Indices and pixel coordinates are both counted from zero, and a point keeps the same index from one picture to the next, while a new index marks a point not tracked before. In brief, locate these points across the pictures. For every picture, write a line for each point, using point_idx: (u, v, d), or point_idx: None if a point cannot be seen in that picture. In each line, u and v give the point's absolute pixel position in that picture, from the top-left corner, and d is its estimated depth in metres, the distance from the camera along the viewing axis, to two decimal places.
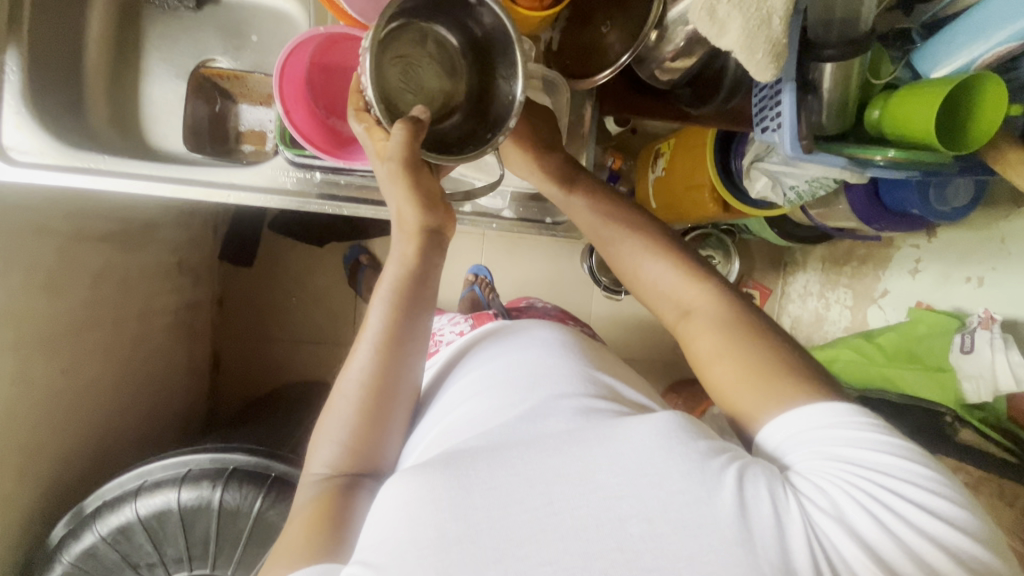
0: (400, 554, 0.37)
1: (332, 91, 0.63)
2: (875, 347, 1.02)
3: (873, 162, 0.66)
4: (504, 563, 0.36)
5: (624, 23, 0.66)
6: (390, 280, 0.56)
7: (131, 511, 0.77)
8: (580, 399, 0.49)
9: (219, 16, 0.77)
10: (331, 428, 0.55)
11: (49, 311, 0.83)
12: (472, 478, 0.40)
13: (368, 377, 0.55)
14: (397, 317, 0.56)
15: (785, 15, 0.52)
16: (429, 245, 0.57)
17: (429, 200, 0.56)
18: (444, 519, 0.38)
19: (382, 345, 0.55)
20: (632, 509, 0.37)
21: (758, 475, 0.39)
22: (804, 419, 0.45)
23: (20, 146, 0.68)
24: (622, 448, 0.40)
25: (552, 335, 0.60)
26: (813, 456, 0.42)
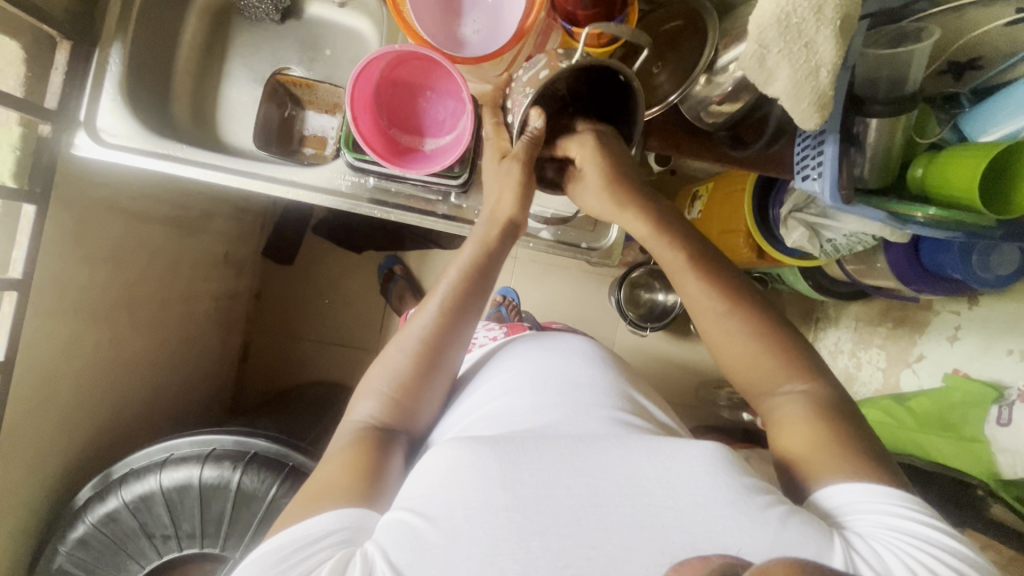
0: (451, 512, 0.40)
1: (397, 105, 0.69)
2: (906, 411, 0.99)
3: (914, 218, 0.66)
4: (547, 537, 0.39)
5: (675, 64, 0.69)
6: (468, 259, 0.60)
7: (155, 481, 0.80)
8: (616, 412, 0.52)
9: (299, 30, 0.84)
10: (377, 384, 0.57)
11: (109, 282, 0.89)
12: (521, 457, 0.42)
13: (427, 344, 0.58)
14: (462, 296, 0.59)
15: (834, 68, 0.54)
16: (505, 237, 0.62)
17: (527, 200, 0.62)
18: (494, 490, 0.41)
19: (447, 310, 0.58)
20: (676, 520, 0.40)
21: (806, 523, 0.41)
22: (866, 489, 0.46)
23: (110, 130, 0.75)
24: (668, 461, 0.42)
25: (586, 345, 0.63)
26: (868, 521, 0.44)
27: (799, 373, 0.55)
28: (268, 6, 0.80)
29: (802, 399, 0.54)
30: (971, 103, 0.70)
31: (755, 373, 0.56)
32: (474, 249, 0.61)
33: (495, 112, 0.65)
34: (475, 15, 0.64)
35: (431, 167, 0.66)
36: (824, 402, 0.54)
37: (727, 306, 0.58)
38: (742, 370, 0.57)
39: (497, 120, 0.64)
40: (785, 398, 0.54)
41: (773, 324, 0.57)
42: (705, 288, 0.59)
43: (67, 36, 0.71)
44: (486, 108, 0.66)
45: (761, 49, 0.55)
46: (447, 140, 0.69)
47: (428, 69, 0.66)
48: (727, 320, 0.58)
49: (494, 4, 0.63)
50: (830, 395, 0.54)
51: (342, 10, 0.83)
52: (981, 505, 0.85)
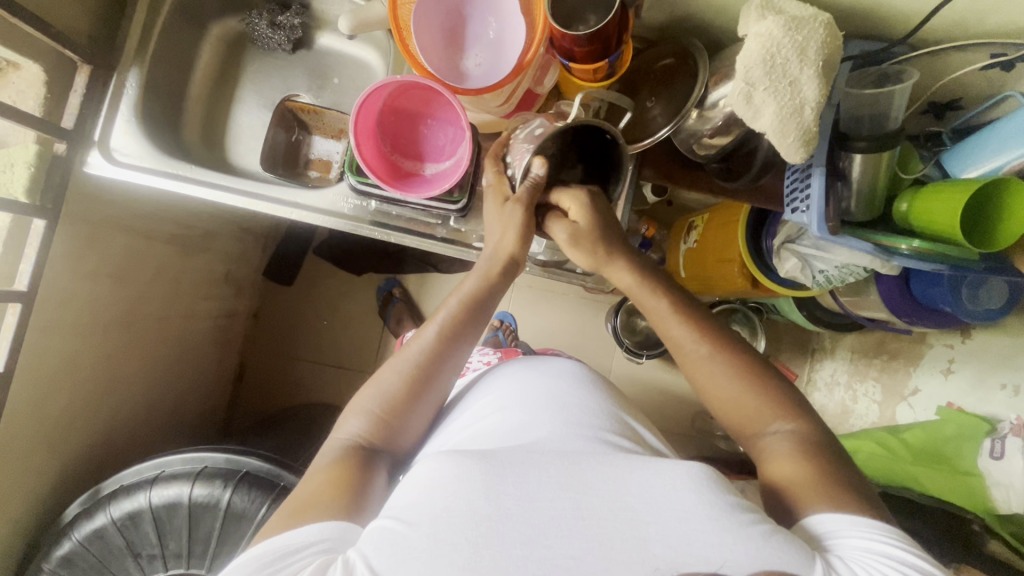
0: (434, 516, 0.41)
1: (398, 132, 0.71)
2: (901, 443, 0.98)
3: (899, 250, 0.67)
4: (529, 547, 0.40)
5: (667, 98, 0.73)
6: (469, 289, 0.62)
7: (144, 498, 0.79)
8: (604, 433, 0.52)
9: (309, 59, 0.88)
10: (366, 403, 0.58)
11: (111, 297, 0.91)
12: (507, 470, 0.43)
13: (421, 362, 0.59)
14: (461, 327, 0.60)
15: (817, 106, 0.57)
16: (505, 274, 0.64)
17: (528, 241, 0.64)
18: (476, 499, 0.41)
19: (444, 337, 0.59)
20: (658, 534, 0.40)
21: (786, 541, 0.41)
22: (854, 520, 0.47)
23: (123, 149, 0.78)
24: (654, 478, 0.43)
25: (579, 369, 0.63)
26: (853, 549, 0.45)
27: (783, 412, 0.56)
28: (282, 36, 0.84)
29: (788, 438, 0.54)
30: (952, 142, 0.73)
31: (740, 409, 0.57)
32: (476, 283, 0.63)
33: (496, 161, 0.67)
34: (477, 50, 0.66)
35: (431, 191, 0.68)
36: (812, 432, 0.55)
37: (710, 350, 0.59)
38: (729, 410, 0.58)
39: (497, 169, 0.67)
40: (771, 438, 0.55)
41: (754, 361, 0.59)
42: (689, 332, 0.61)
43: (87, 60, 0.74)
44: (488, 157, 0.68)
45: (747, 86, 0.58)
46: (447, 164, 0.71)
47: (429, 98, 0.69)
48: (709, 363, 0.59)
49: (495, 38, 0.66)
50: (815, 433, 0.55)
51: (350, 42, 0.86)
52: (978, 540, 0.85)
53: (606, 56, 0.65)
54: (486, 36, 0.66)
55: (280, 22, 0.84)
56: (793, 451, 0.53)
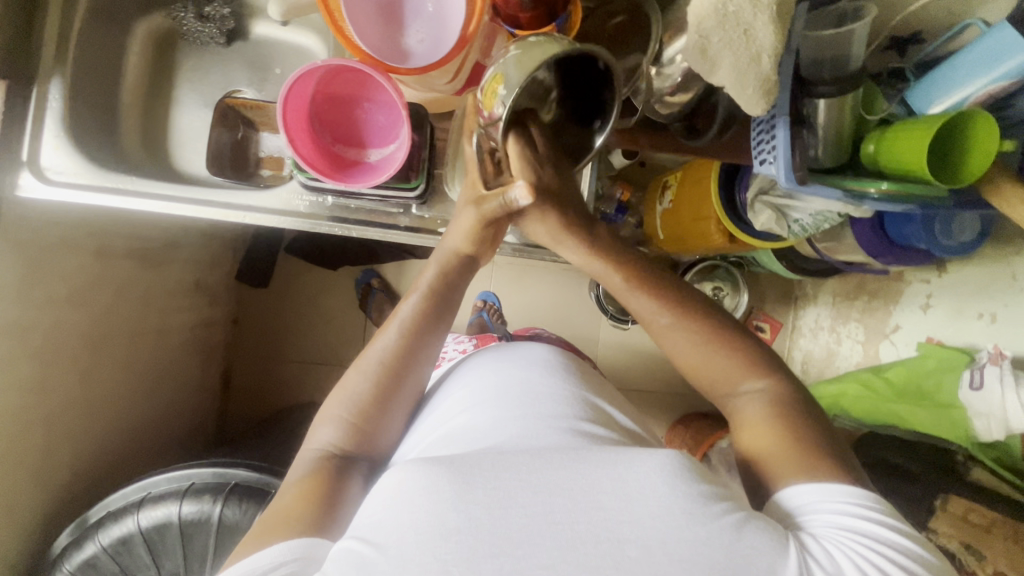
0: (401, 537, 0.41)
1: (337, 120, 0.67)
2: (884, 382, 1.00)
3: (868, 195, 0.66)
4: (500, 561, 0.39)
5: (622, 60, 0.69)
6: (426, 283, 0.62)
7: (133, 522, 0.78)
8: (574, 422, 0.53)
9: (247, 51, 0.83)
10: (335, 411, 0.57)
11: (73, 322, 0.88)
12: (477, 476, 0.43)
13: (388, 362, 0.58)
14: (429, 325, 0.60)
15: (774, 53, 0.54)
16: (462, 269, 0.64)
17: (484, 241, 0.64)
18: (446, 511, 0.41)
19: (408, 336, 0.60)
20: (632, 534, 0.40)
21: (759, 529, 0.42)
22: (821, 491, 0.47)
23: (56, 167, 0.73)
24: (627, 473, 0.43)
25: (550, 357, 0.64)
26: (823, 521, 0.45)
27: (755, 372, 0.57)
28: (213, 29, 0.80)
29: (763, 397, 0.55)
30: (915, 76, 0.71)
31: (714, 371, 0.58)
32: (434, 274, 0.63)
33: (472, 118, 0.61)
34: (417, 26, 0.62)
35: (376, 179, 0.65)
36: (790, 392, 0.55)
37: (678, 320, 0.59)
38: (700, 373, 0.59)
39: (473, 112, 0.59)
40: (745, 398, 0.56)
41: (723, 324, 0.59)
42: (651, 302, 0.60)
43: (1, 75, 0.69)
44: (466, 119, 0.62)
45: (700, 38, 0.56)
46: (393, 147, 0.67)
47: (362, 80, 0.65)
48: (676, 332, 0.59)
49: (435, 12, 0.61)
50: (787, 390, 0.55)
51: (287, 27, 0.81)
52: (963, 469, 0.89)
53: (554, 19, 0.62)
54: (425, 11, 0.62)
55: (208, 13, 0.79)
56: (779, 411, 0.54)
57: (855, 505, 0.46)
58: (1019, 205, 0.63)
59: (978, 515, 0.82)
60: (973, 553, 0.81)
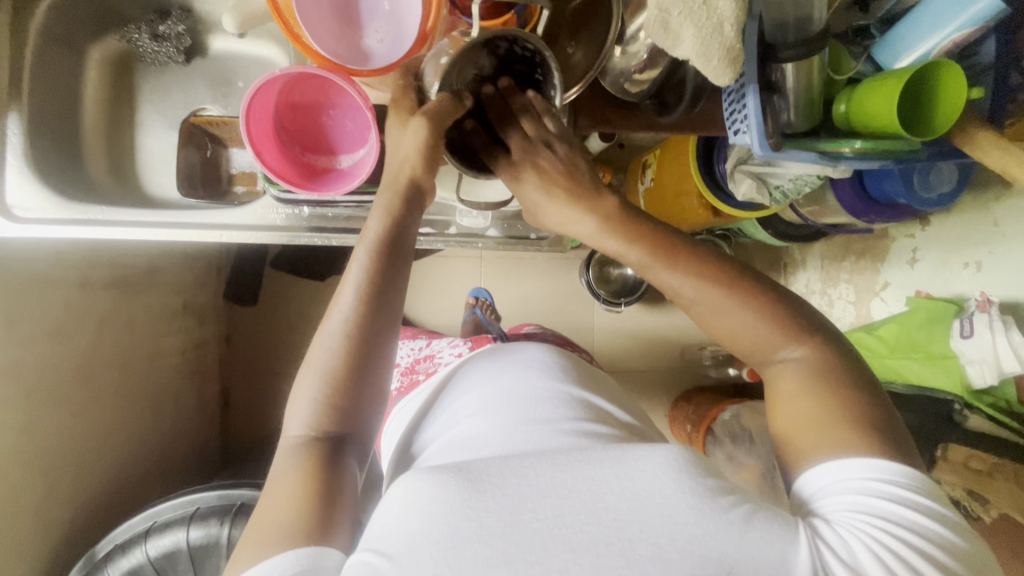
0: (414, 550, 0.40)
1: (304, 128, 0.66)
2: (877, 340, 1.00)
3: (843, 155, 0.66)
4: (514, 567, 0.39)
5: (587, 41, 0.68)
6: (375, 232, 0.56)
7: (142, 553, 0.78)
8: (576, 423, 0.54)
9: (207, 67, 0.81)
10: (308, 393, 0.55)
11: (59, 358, 0.86)
12: (486, 484, 0.43)
13: (351, 336, 0.55)
14: (384, 270, 0.56)
15: (736, 20, 0.54)
16: (411, 203, 0.59)
17: (433, 164, 0.58)
18: (457, 521, 0.41)
19: (367, 299, 0.55)
20: (642, 533, 0.40)
21: (766, 520, 0.42)
22: (835, 471, 0.48)
23: (23, 204, 0.71)
24: (632, 472, 0.43)
25: (546, 359, 0.64)
26: (838, 504, 0.45)
27: (795, 339, 0.55)
28: (170, 48, 0.79)
29: (801, 365, 0.54)
30: (880, 32, 0.71)
31: (752, 339, 0.56)
32: (381, 221, 0.57)
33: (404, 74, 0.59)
34: (376, 25, 0.61)
35: (349, 185, 0.64)
36: (832, 358, 0.54)
37: (725, 295, 0.56)
38: (737, 342, 0.57)
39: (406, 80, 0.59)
40: (784, 365, 0.55)
41: (766, 291, 0.56)
42: (679, 276, 0.56)
43: None
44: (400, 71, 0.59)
45: (661, 10, 0.55)
46: (364, 152, 0.67)
47: (325, 86, 0.64)
48: (709, 302, 0.57)
49: (392, 9, 0.61)
50: (827, 357, 0.54)
51: (244, 39, 0.80)
52: (960, 418, 0.88)
53: (513, 7, 0.62)
54: (381, 9, 0.61)
55: (163, 32, 0.78)
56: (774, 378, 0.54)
57: (870, 483, 0.46)
58: (993, 150, 0.63)
59: (979, 462, 0.83)
60: (977, 500, 0.82)
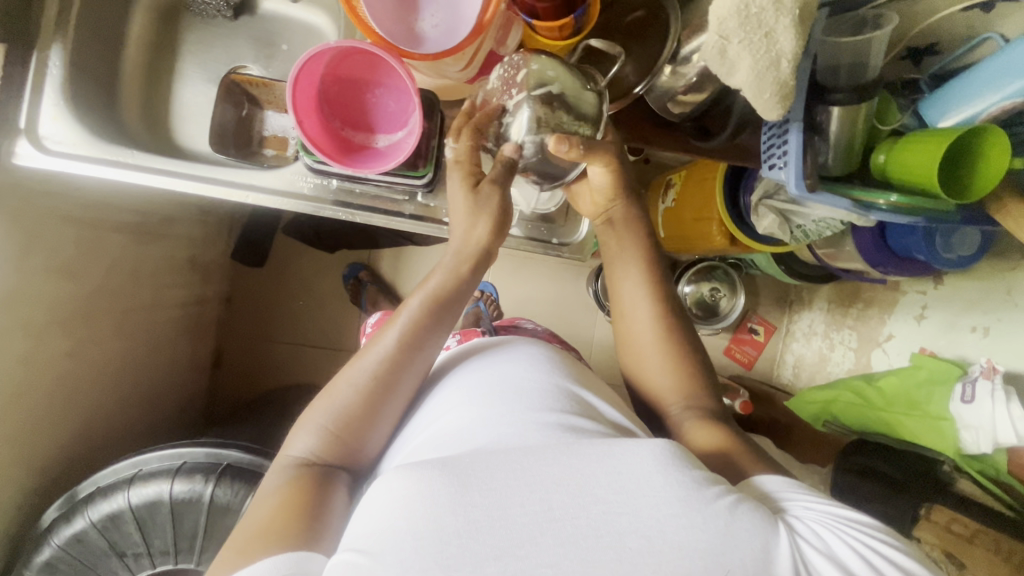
0: (395, 547, 0.41)
1: (346, 103, 0.66)
2: (875, 392, 0.99)
3: (877, 206, 0.66)
4: (502, 562, 0.40)
5: (639, 56, 0.68)
6: (437, 284, 0.63)
7: (123, 499, 0.77)
8: (563, 416, 0.54)
9: (253, 26, 0.81)
10: (317, 419, 0.59)
11: (66, 293, 0.87)
12: (471, 479, 0.43)
13: (382, 372, 0.59)
14: (427, 326, 0.61)
15: (794, 58, 0.54)
16: (479, 266, 0.65)
17: (500, 232, 0.65)
18: (442, 516, 0.41)
19: (403, 345, 0.60)
20: (631, 526, 0.41)
21: (750, 512, 0.45)
22: (784, 480, 0.53)
23: (54, 137, 0.69)
24: (621, 465, 0.44)
25: (540, 354, 0.64)
26: (802, 505, 0.49)
27: (696, 394, 0.66)
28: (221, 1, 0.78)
29: (692, 415, 0.64)
30: (930, 88, 0.71)
31: (664, 379, 0.67)
32: (442, 279, 0.63)
33: (474, 133, 0.65)
34: (432, 10, 0.61)
35: (384, 166, 0.64)
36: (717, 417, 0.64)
37: (656, 326, 0.67)
38: (652, 376, 0.67)
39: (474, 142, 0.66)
40: (680, 416, 0.65)
41: (689, 346, 0.68)
42: (638, 290, 0.69)
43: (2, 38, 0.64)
44: (467, 126, 0.66)
45: (721, 39, 0.54)
46: (402, 135, 0.66)
47: (374, 63, 0.63)
48: (647, 320, 0.68)
49: None
50: (719, 419, 0.64)
51: (297, 4, 0.80)
52: (949, 479, 0.91)
53: (572, 12, 0.62)
54: None
55: None
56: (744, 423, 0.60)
57: (817, 492, 0.52)
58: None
59: (961, 526, 0.83)
60: (952, 562, 0.82)
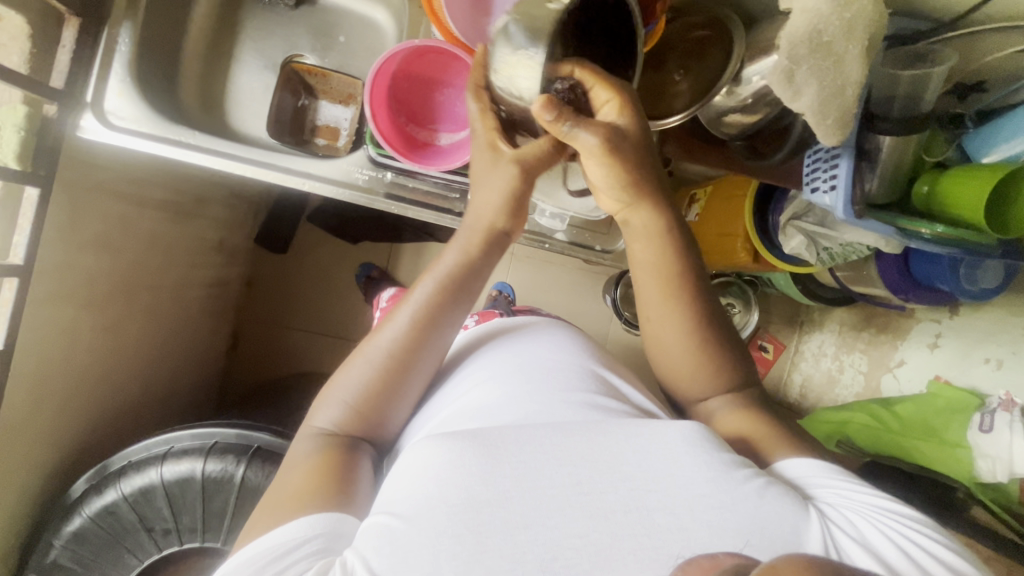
0: (429, 511, 0.45)
1: (413, 100, 0.67)
2: (892, 416, 1.02)
3: (920, 235, 0.68)
4: (534, 530, 0.45)
5: (696, 75, 0.69)
6: (447, 269, 0.61)
7: (156, 474, 0.78)
8: (588, 396, 0.57)
9: (313, 16, 0.82)
10: (339, 392, 0.58)
11: (111, 267, 0.87)
12: (502, 453, 0.48)
13: (398, 350, 0.59)
14: (444, 304, 0.60)
15: (858, 87, 0.56)
16: (491, 247, 0.62)
17: (518, 214, 0.61)
18: (475, 486, 0.46)
19: (418, 324, 0.59)
20: (659, 501, 0.47)
21: (781, 495, 0.48)
22: (815, 464, 0.54)
23: (118, 112, 0.70)
24: (648, 445, 0.49)
25: (563, 338, 0.66)
26: (829, 492, 0.52)
27: (728, 386, 0.64)
28: None
29: (724, 407, 0.63)
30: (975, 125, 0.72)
31: (694, 375, 0.64)
32: (456, 257, 0.61)
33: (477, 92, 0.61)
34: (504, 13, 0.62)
35: (452, 163, 0.65)
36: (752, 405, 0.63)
37: (686, 327, 0.63)
38: (680, 372, 0.65)
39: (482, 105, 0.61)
40: (713, 407, 0.64)
41: (722, 342, 0.64)
42: (658, 289, 0.64)
43: (78, 13, 0.66)
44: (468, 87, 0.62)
45: (790, 64, 0.56)
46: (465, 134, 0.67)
47: (446, 64, 0.65)
48: (668, 320, 0.63)
49: None
50: (755, 410, 0.62)
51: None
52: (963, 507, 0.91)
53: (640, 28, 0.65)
54: None
55: None
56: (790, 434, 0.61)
57: (844, 474, 0.54)
58: None
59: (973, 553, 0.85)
60: None
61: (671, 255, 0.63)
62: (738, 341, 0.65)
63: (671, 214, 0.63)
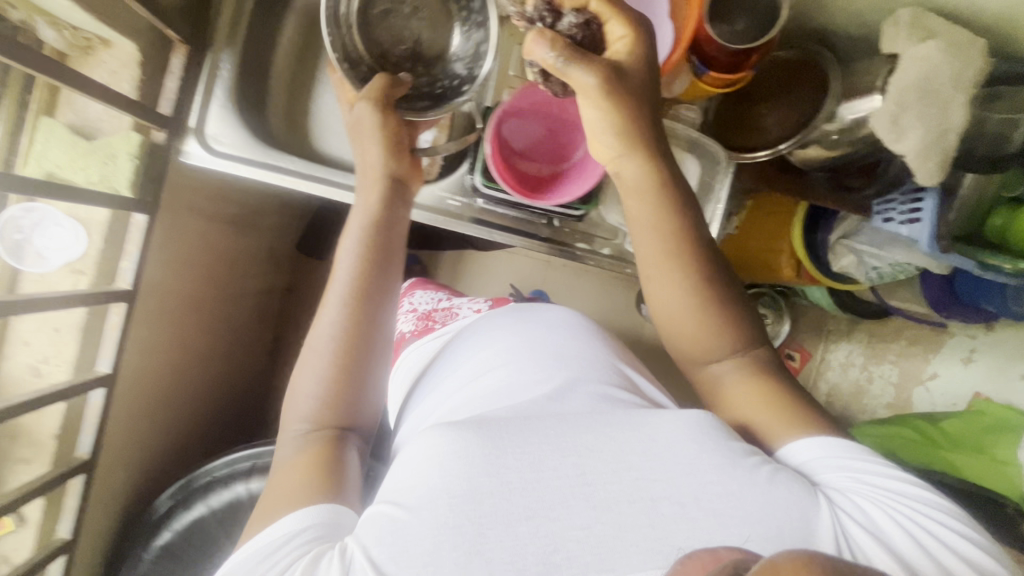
0: (432, 503, 0.42)
1: (516, 135, 0.69)
2: (940, 431, 1.06)
3: (999, 269, 0.70)
4: (536, 522, 0.41)
5: (786, 108, 0.71)
6: (361, 225, 0.57)
7: (243, 488, 0.79)
8: (595, 387, 0.55)
9: None
10: (306, 373, 0.54)
11: (190, 282, 0.87)
12: (505, 443, 0.44)
13: (347, 324, 0.53)
14: (372, 268, 0.56)
15: (961, 131, 0.58)
16: (393, 193, 0.60)
17: (398, 151, 0.61)
18: (479, 477, 0.42)
19: (356, 290, 0.55)
20: (665, 490, 0.43)
21: (789, 482, 0.44)
22: (824, 442, 0.49)
23: (220, 137, 0.71)
24: (654, 434, 0.46)
25: (566, 325, 0.65)
26: (840, 477, 0.47)
27: (736, 350, 0.55)
28: None
29: (734, 372, 0.55)
30: None
31: (699, 340, 0.55)
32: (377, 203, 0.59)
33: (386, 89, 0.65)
34: None
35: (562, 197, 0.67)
36: (766, 364, 0.55)
37: (690, 288, 0.54)
38: (679, 333, 0.56)
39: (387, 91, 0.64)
40: (718, 371, 0.56)
41: (726, 301, 0.55)
42: (650, 244, 0.55)
43: (186, 40, 0.67)
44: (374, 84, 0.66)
45: (897, 109, 0.58)
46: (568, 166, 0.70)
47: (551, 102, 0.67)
48: (664, 277, 0.55)
49: None
50: (767, 369, 0.55)
51: None
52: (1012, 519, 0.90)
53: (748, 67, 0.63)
54: None
55: None
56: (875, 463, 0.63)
57: (856, 453, 0.49)
58: None
59: None
60: None
61: (666, 204, 0.54)
62: (740, 295, 0.56)
63: (664, 169, 0.55)
